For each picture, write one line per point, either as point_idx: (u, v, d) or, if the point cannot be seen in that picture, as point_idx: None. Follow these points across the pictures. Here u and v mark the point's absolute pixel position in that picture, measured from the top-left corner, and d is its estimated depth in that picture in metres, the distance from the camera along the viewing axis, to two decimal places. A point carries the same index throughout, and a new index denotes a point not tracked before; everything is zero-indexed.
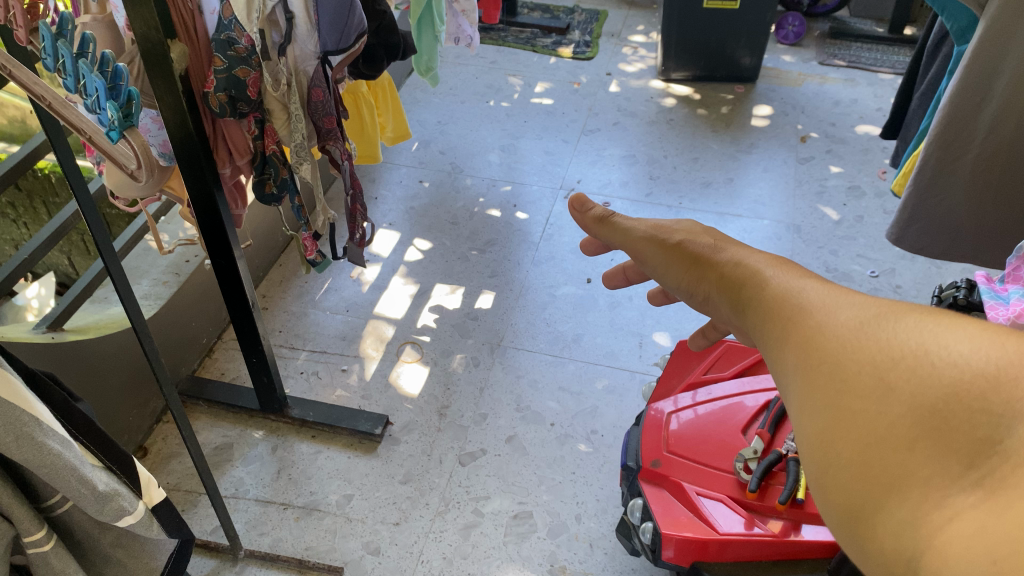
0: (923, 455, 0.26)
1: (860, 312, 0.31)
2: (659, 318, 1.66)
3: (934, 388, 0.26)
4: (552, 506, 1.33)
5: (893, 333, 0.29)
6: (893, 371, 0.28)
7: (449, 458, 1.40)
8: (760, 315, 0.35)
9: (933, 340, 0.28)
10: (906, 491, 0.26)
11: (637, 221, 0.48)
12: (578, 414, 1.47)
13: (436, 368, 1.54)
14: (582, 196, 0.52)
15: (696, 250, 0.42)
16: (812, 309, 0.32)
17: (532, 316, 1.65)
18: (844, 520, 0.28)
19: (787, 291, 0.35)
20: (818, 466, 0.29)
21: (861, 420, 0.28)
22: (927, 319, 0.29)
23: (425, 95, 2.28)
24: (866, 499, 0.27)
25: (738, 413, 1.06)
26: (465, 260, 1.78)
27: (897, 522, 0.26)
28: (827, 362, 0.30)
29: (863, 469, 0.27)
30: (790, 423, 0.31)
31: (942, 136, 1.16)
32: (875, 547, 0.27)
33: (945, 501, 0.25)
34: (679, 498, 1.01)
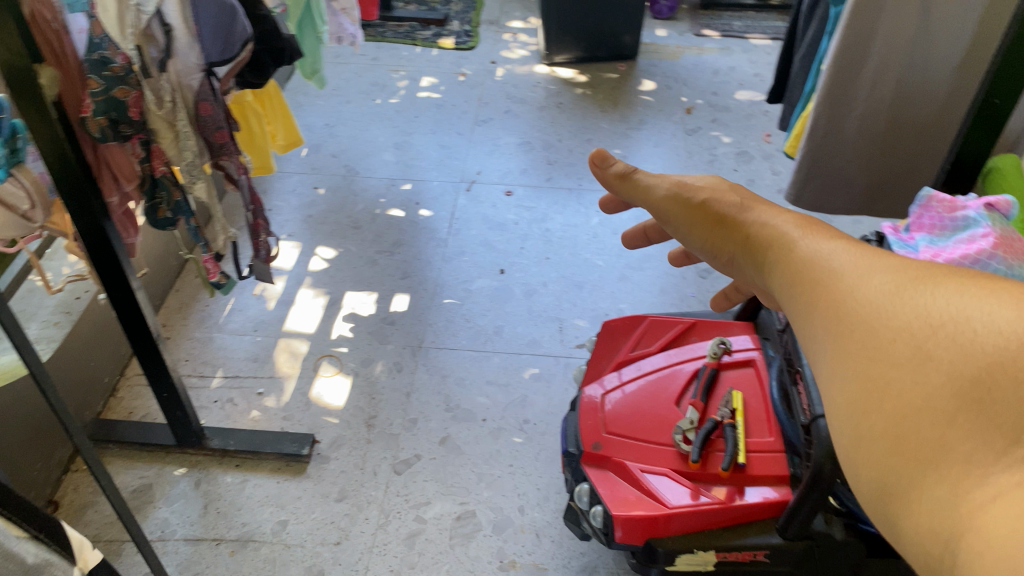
0: (963, 429, 0.29)
1: (896, 286, 0.34)
2: (576, 300, 1.66)
3: (975, 361, 0.29)
4: (494, 501, 1.32)
5: (930, 306, 0.32)
6: (932, 342, 0.31)
7: (383, 468, 1.37)
8: (784, 271, 0.43)
9: (973, 310, 0.30)
10: (945, 467, 0.29)
11: (658, 181, 0.59)
12: (508, 406, 1.46)
13: (358, 378, 1.50)
14: (601, 154, 0.63)
15: (721, 210, 0.53)
16: (844, 278, 0.37)
17: (449, 314, 1.63)
18: (884, 493, 0.31)
19: (815, 254, 0.41)
20: (857, 437, 0.33)
21: (901, 395, 0.31)
22: (966, 288, 0.32)
23: (309, 99, 2.21)
24: (907, 475, 0.30)
25: (670, 386, 1.07)
26: (374, 264, 1.73)
27: (936, 498, 0.29)
28: (865, 336, 0.34)
29: (903, 443, 0.31)
30: (828, 392, 0.36)
31: (827, 99, 1.21)
32: (914, 519, 0.30)
33: (984, 477, 0.28)
34: (623, 478, 1.01)
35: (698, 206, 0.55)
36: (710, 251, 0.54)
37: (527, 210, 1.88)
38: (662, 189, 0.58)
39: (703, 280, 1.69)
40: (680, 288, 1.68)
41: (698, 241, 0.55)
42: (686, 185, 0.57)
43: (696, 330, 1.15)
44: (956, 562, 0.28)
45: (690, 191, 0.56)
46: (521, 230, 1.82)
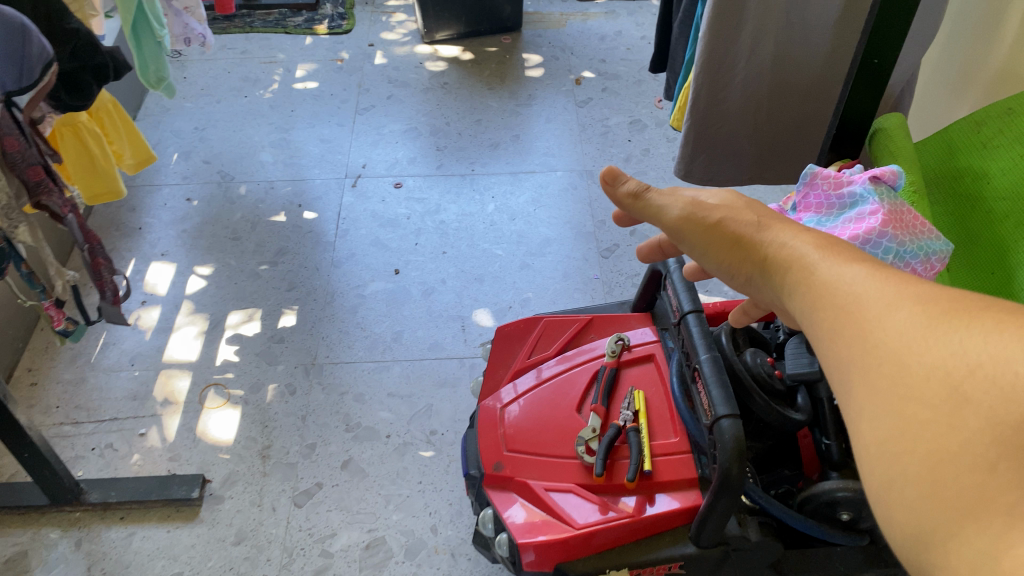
0: (1005, 476, 0.31)
1: (927, 325, 0.37)
2: (477, 294, 1.58)
3: (1013, 408, 0.31)
4: (404, 523, 1.24)
5: (965, 347, 0.34)
6: (968, 386, 0.33)
7: (283, 503, 1.28)
8: (809, 295, 0.48)
9: (1009, 352, 0.32)
10: (985, 517, 0.31)
11: (670, 202, 0.67)
12: (413, 418, 1.38)
13: (248, 407, 1.40)
14: (612, 173, 0.70)
15: (739, 232, 0.60)
16: (871, 316, 0.40)
17: (344, 324, 1.53)
18: (923, 539, 0.34)
19: (839, 281, 0.45)
20: (893, 479, 0.35)
21: (941, 440, 0.33)
22: (997, 328, 0.34)
23: (175, 101, 2.05)
24: (945, 523, 0.33)
25: (570, 392, 1.00)
26: (257, 278, 1.62)
27: (972, 550, 0.31)
28: (901, 377, 0.36)
29: (941, 491, 0.33)
30: (859, 428, 0.39)
31: (707, 68, 1.14)
32: (953, 566, 0.32)
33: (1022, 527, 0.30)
34: (528, 498, 0.94)
35: (714, 226, 0.63)
36: (729, 270, 0.62)
37: (419, 202, 1.78)
38: (677, 210, 0.66)
39: (606, 260, 1.63)
40: (583, 270, 1.61)
41: (716, 259, 0.63)
42: (699, 206, 0.65)
43: (593, 326, 1.08)
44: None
45: (705, 211, 0.64)
46: (413, 224, 1.73)
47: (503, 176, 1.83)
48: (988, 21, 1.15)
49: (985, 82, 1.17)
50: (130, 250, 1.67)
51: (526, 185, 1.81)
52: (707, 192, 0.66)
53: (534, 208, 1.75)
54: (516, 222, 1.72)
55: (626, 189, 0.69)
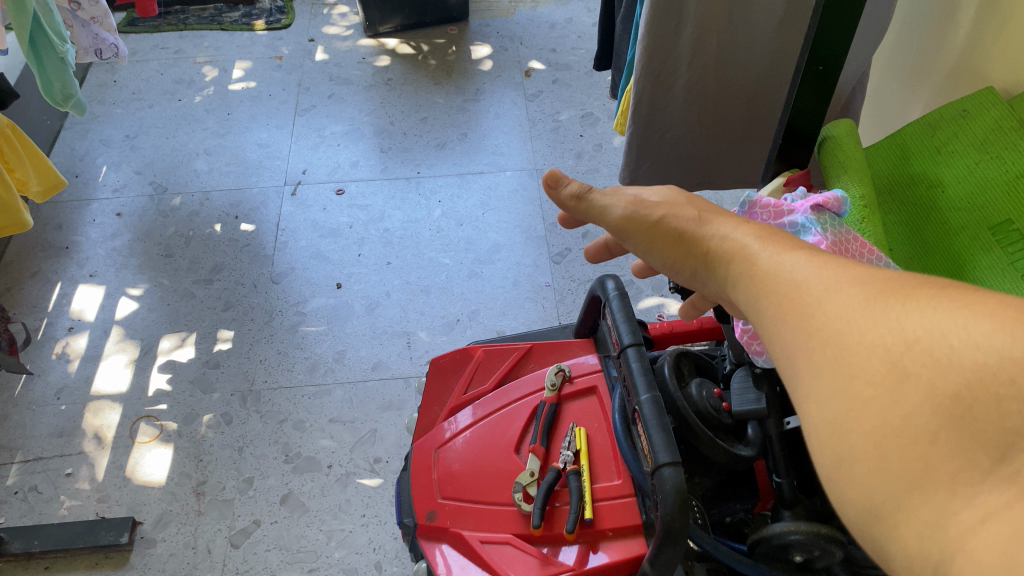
0: (947, 447, 0.30)
1: (862, 302, 0.35)
2: (423, 308, 1.51)
3: (953, 378, 0.30)
4: (346, 561, 1.19)
5: (901, 322, 0.33)
6: (908, 359, 0.32)
7: (218, 544, 1.21)
8: (751, 287, 0.43)
9: (948, 325, 0.31)
10: (931, 488, 0.29)
11: (612, 201, 0.59)
12: (357, 444, 1.32)
13: (181, 441, 1.33)
14: (555, 175, 0.63)
15: (680, 226, 0.54)
16: (809, 301, 0.38)
17: (283, 345, 1.46)
18: (870, 515, 0.32)
19: (780, 269, 0.42)
20: (838, 459, 0.33)
21: (881, 414, 0.32)
22: (932, 303, 0.33)
23: (104, 107, 1.94)
24: (891, 498, 0.31)
25: (508, 431, 0.94)
26: (191, 298, 1.54)
27: (922, 522, 0.29)
28: (838, 355, 0.35)
29: (885, 465, 0.31)
30: (805, 411, 0.36)
31: (648, 70, 1.07)
32: (901, 544, 0.30)
33: (968, 496, 0.28)
34: (464, 552, 0.88)
35: (654, 224, 0.56)
36: (672, 266, 0.55)
37: (362, 209, 1.70)
38: (617, 208, 0.58)
39: (557, 265, 1.56)
40: (534, 277, 1.54)
41: (659, 255, 0.56)
42: (640, 203, 0.58)
43: (533, 356, 1.02)
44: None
45: (647, 209, 0.57)
46: (356, 234, 1.65)
47: (450, 178, 1.76)
48: (942, 13, 1.09)
49: (939, 77, 1.12)
50: (56, 272, 1.58)
51: (474, 186, 1.74)
52: (650, 189, 0.58)
53: (483, 212, 1.68)
54: (464, 227, 1.65)
55: (567, 192, 0.62)
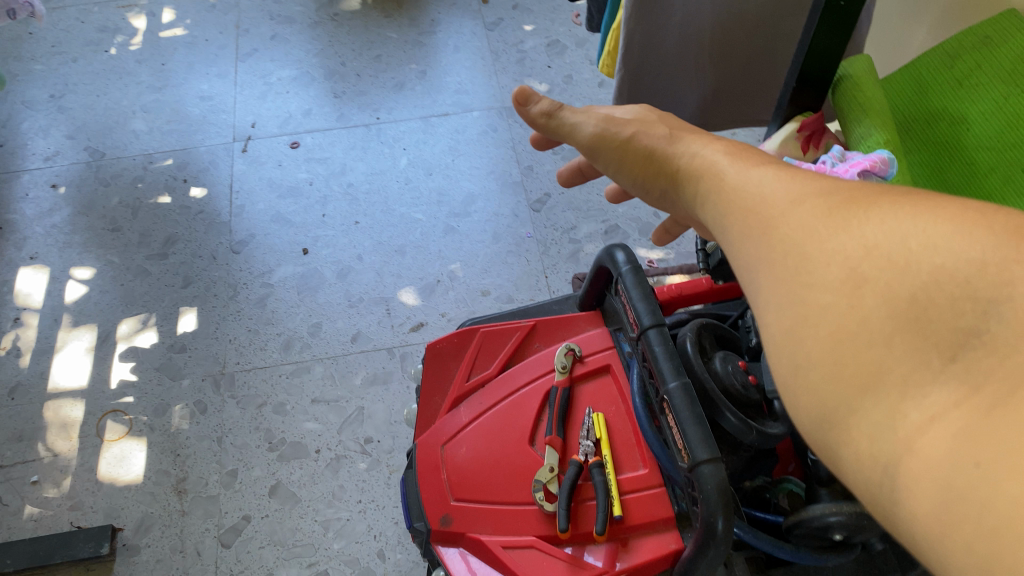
0: (901, 347, 0.32)
1: (826, 216, 0.38)
2: (400, 269, 1.41)
3: (910, 283, 0.33)
4: (347, 553, 1.13)
5: (863, 232, 0.36)
6: (867, 265, 0.35)
7: (208, 545, 1.14)
8: (721, 198, 0.47)
9: (908, 231, 0.35)
10: (885, 387, 0.32)
11: (584, 119, 0.63)
12: (344, 425, 1.24)
13: (155, 435, 1.24)
14: (525, 92, 0.66)
15: (651, 144, 0.58)
16: (776, 216, 0.41)
17: (252, 321, 1.36)
18: (826, 419, 0.34)
19: (745, 185, 0.46)
20: (798, 366, 0.36)
21: (840, 320, 0.35)
22: (894, 213, 0.36)
23: (22, 64, 1.76)
24: (845, 399, 0.33)
25: (520, 420, 0.87)
26: (145, 276, 1.42)
27: (874, 422, 0.32)
28: (800, 265, 0.38)
29: (841, 367, 0.34)
30: (766, 322, 0.39)
31: (638, 12, 0.96)
32: (853, 446, 0.32)
33: (918, 392, 0.31)
34: (483, 556, 0.82)
35: (626, 141, 0.60)
36: (643, 186, 0.60)
37: (320, 162, 1.57)
38: (589, 126, 0.62)
39: (537, 213, 1.47)
40: (514, 229, 1.45)
41: (629, 174, 0.61)
42: (611, 121, 0.61)
43: (537, 334, 0.94)
44: (893, 487, 0.30)
45: (618, 127, 0.61)
46: (318, 191, 1.52)
47: (412, 122, 1.63)
48: None
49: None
50: None
51: (440, 130, 1.62)
52: (621, 109, 0.64)
53: (452, 158, 1.57)
54: (434, 177, 1.54)
55: (539, 110, 0.65)
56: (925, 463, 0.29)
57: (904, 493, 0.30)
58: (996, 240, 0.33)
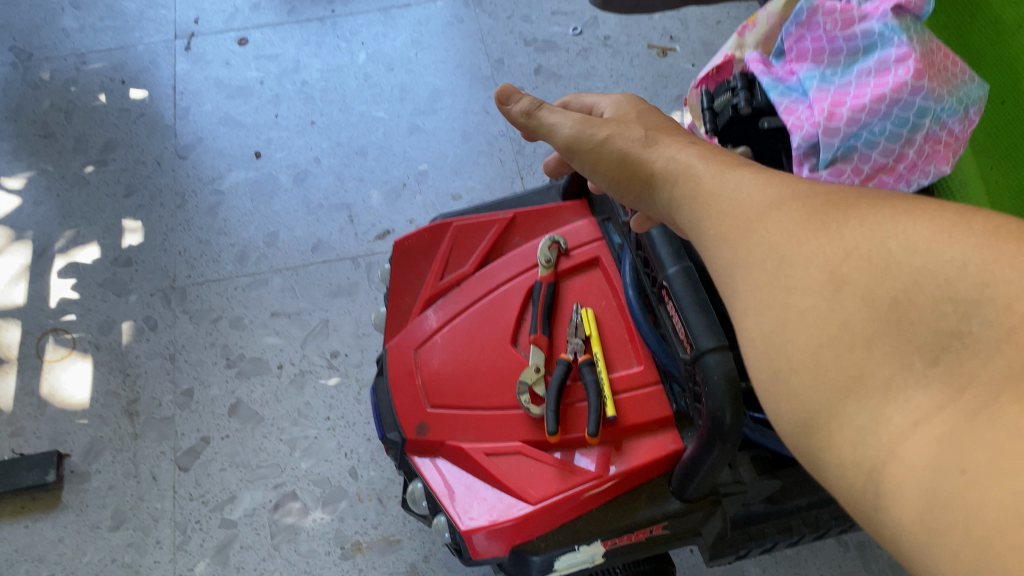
0: (882, 355, 0.33)
1: (806, 224, 0.38)
2: (361, 172, 1.30)
3: (890, 287, 0.34)
4: (315, 472, 1.05)
5: (844, 236, 0.37)
6: (848, 269, 0.36)
7: (164, 469, 1.05)
8: (697, 202, 0.47)
9: (886, 231, 0.36)
10: (866, 393, 0.33)
11: (561, 120, 0.63)
12: (307, 338, 1.15)
13: (102, 354, 1.14)
14: (507, 92, 0.68)
15: (625, 147, 0.56)
16: (753, 220, 0.41)
17: (203, 231, 1.25)
18: (811, 424, 0.35)
19: (723, 189, 0.45)
20: (775, 372, 0.36)
21: (822, 327, 0.35)
22: (875, 219, 0.37)
23: None
24: (827, 402, 0.34)
25: (501, 321, 0.79)
26: (84, 185, 1.30)
27: (856, 427, 0.33)
28: (778, 273, 0.38)
29: (824, 372, 0.34)
30: (743, 327, 0.39)
31: None
32: (839, 451, 0.33)
33: (900, 395, 0.32)
34: (464, 466, 0.75)
35: (601, 143, 0.59)
36: (616, 187, 0.59)
37: (271, 60, 1.43)
38: (566, 128, 0.62)
39: None
40: (485, 127, 1.34)
41: (603, 176, 0.59)
42: (589, 122, 0.61)
43: (517, 227, 0.85)
44: (879, 493, 0.31)
45: (593, 128, 0.60)
46: (270, 90, 1.39)
47: (371, 13, 1.48)
48: None
49: None
50: None
51: (400, 21, 1.47)
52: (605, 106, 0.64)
53: (415, 52, 1.43)
54: (396, 72, 1.41)
55: (519, 108, 0.67)
56: (912, 466, 0.30)
57: (890, 498, 0.31)
58: (977, 243, 0.34)
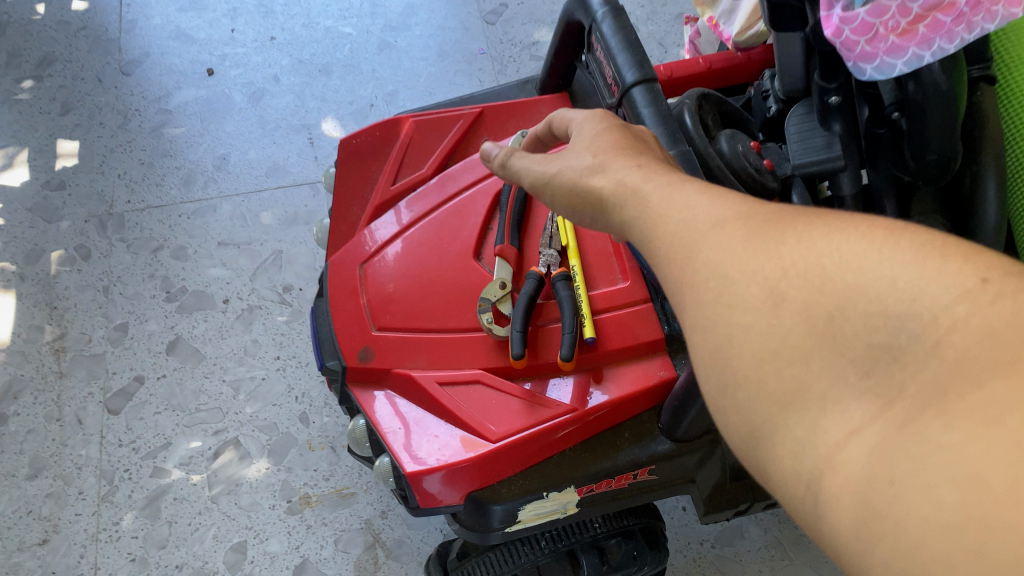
0: (820, 367, 0.26)
1: (748, 232, 0.30)
2: (324, 92, 1.17)
3: (826, 298, 0.27)
4: (261, 417, 0.93)
5: (781, 252, 0.29)
6: (786, 281, 0.28)
7: (91, 412, 0.93)
8: (645, 226, 0.35)
9: (825, 246, 0.28)
10: (803, 406, 0.26)
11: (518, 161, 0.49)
12: (258, 271, 1.03)
13: (26, 286, 1.01)
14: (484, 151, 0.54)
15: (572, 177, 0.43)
16: (698, 243, 0.32)
17: (146, 154, 1.12)
18: (754, 434, 0.28)
19: (671, 213, 0.34)
20: (719, 387, 0.29)
21: (759, 337, 0.28)
22: (815, 230, 0.29)
23: None
24: (765, 415, 0.27)
25: (462, 231, 0.67)
26: (14, 101, 1.16)
27: (795, 439, 0.26)
28: (719, 286, 0.30)
29: (761, 385, 0.27)
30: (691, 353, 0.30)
31: None
32: (776, 457, 0.27)
33: (836, 409, 0.25)
34: (414, 398, 0.63)
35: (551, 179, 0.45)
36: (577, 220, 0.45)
37: None
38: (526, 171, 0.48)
39: (491, 25, 1.23)
40: (462, 44, 1.21)
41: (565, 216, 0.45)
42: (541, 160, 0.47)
43: (485, 124, 0.72)
44: (818, 503, 0.25)
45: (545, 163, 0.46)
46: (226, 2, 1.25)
47: None
48: None
49: None
50: None
51: None
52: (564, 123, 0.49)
53: None
54: None
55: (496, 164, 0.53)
56: (848, 482, 0.24)
57: (828, 513, 0.25)
58: (905, 257, 0.26)
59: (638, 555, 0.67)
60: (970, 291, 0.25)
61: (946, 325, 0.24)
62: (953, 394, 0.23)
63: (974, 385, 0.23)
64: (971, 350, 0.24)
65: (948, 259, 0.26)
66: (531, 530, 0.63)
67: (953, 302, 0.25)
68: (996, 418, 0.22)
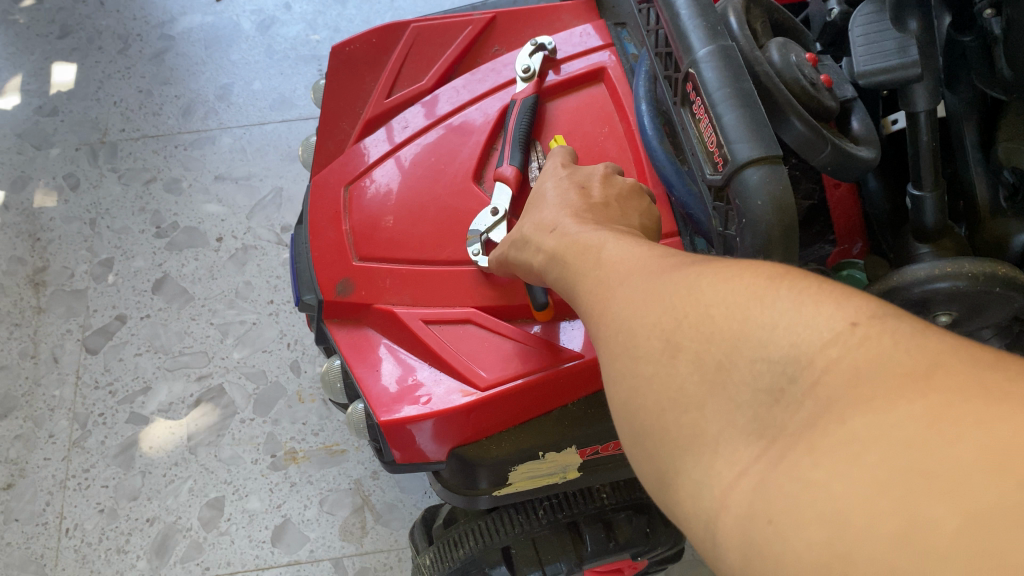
0: (712, 413, 0.25)
1: (658, 284, 0.30)
2: (337, 21, 1.08)
3: (717, 346, 0.26)
4: (250, 364, 0.86)
5: (675, 301, 0.28)
6: (680, 332, 0.27)
7: (67, 350, 0.87)
8: (588, 285, 0.35)
9: (711, 289, 0.27)
10: (699, 450, 0.25)
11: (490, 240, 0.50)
12: (256, 209, 0.95)
13: (10, 215, 0.95)
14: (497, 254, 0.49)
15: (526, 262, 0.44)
16: (615, 299, 0.32)
17: (145, 81, 1.04)
18: (661, 480, 0.27)
19: (610, 280, 0.34)
20: (633, 437, 0.28)
21: (659, 387, 0.27)
22: (712, 277, 0.28)
23: None
24: (668, 461, 0.26)
25: (463, 150, 0.58)
26: (12, 23, 1.08)
27: (693, 483, 0.25)
28: (625, 339, 0.30)
29: (663, 434, 0.26)
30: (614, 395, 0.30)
31: None
32: (679, 501, 0.25)
33: (726, 451, 0.24)
34: (398, 338, 0.54)
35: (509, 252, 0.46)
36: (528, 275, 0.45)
37: None
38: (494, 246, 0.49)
39: None
40: None
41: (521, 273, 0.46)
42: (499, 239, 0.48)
43: (497, 32, 0.63)
44: (716, 545, 0.23)
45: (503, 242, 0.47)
46: None
47: None
48: None
49: None
50: None
51: None
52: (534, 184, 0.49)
53: None
54: None
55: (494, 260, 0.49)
56: (737, 521, 0.23)
57: (723, 555, 0.23)
58: (789, 301, 0.25)
59: (651, 532, 0.58)
60: (840, 333, 0.23)
61: (821, 365, 0.23)
62: (821, 429, 0.22)
63: (838, 422, 0.22)
64: (841, 387, 0.22)
65: (823, 304, 0.24)
66: (527, 494, 0.54)
67: (826, 344, 0.23)
68: (857, 454, 0.21)
